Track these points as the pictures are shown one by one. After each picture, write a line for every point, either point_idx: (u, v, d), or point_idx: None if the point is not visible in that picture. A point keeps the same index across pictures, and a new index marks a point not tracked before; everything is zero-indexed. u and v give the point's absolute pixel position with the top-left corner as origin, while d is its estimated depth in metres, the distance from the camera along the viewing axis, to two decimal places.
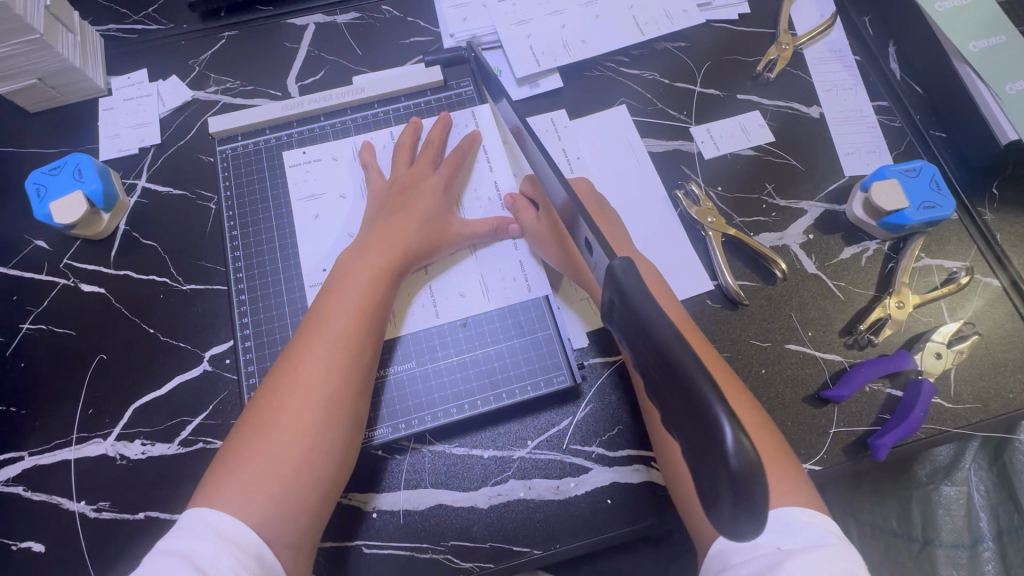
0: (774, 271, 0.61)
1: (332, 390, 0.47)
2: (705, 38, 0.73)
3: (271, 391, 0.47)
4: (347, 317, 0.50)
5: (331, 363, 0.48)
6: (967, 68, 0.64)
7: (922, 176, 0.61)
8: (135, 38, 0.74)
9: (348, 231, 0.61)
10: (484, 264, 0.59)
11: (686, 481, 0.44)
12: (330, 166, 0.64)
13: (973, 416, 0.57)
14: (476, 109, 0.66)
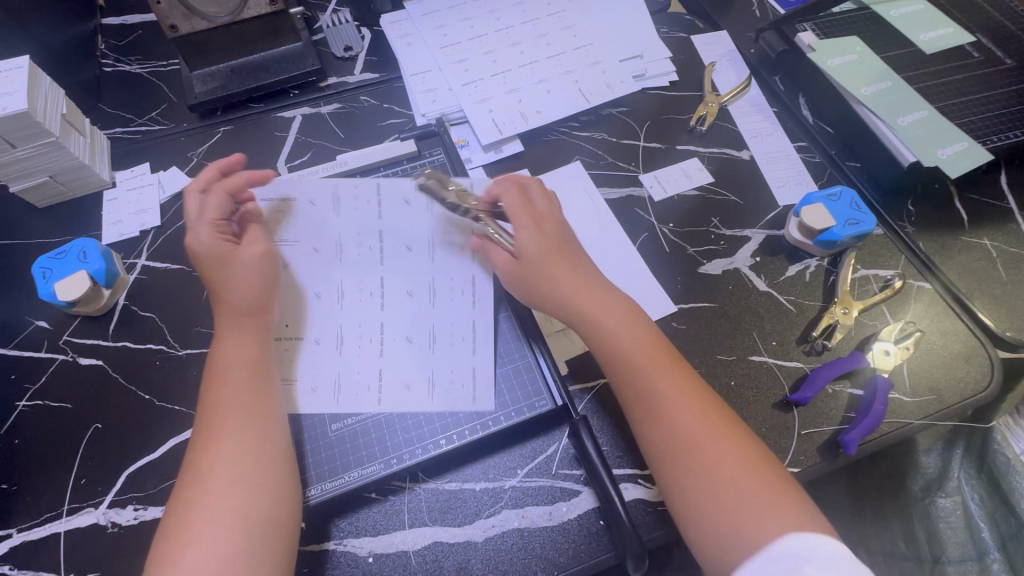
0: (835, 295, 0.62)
1: (239, 467, 0.48)
2: (643, 103, 0.85)
3: (183, 490, 0.47)
4: (228, 395, 0.51)
5: (236, 446, 0.49)
6: (864, 109, 0.75)
7: (843, 199, 0.69)
8: (139, 138, 0.83)
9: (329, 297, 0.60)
10: (439, 356, 0.59)
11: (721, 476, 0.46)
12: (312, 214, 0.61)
13: (931, 409, 0.61)
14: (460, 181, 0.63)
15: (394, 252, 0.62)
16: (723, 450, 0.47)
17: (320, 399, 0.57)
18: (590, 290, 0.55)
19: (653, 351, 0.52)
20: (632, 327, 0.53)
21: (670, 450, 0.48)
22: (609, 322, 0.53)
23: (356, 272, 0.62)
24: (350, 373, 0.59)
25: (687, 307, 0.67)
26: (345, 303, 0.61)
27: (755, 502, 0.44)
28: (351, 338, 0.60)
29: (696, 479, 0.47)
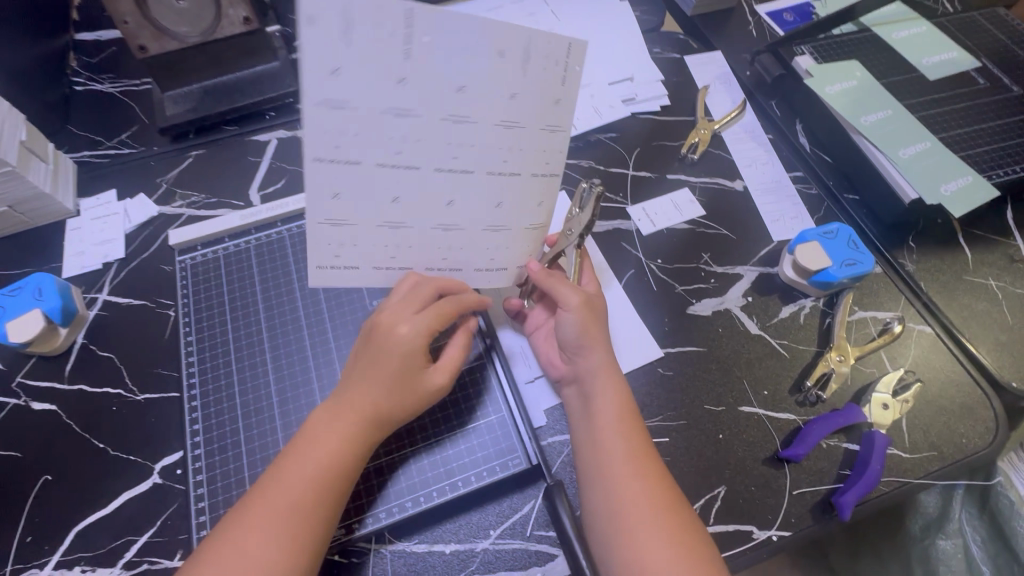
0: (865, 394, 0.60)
1: (286, 555, 0.44)
2: (633, 128, 0.81)
3: (210, 548, 0.44)
4: (316, 471, 0.47)
5: (288, 532, 0.44)
6: (862, 139, 0.72)
7: (840, 237, 0.66)
8: (106, 162, 0.79)
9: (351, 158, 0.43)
10: (503, 438, 0.56)
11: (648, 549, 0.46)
12: (353, 78, 0.39)
13: (931, 465, 0.57)
14: (562, 94, 0.45)
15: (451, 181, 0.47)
16: (656, 524, 0.47)
17: (325, 254, 0.49)
18: (599, 351, 0.55)
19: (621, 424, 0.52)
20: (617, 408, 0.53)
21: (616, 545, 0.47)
22: (609, 416, 0.52)
23: (391, 143, 0.43)
24: (364, 247, 0.50)
25: (674, 351, 0.64)
26: (372, 151, 0.43)
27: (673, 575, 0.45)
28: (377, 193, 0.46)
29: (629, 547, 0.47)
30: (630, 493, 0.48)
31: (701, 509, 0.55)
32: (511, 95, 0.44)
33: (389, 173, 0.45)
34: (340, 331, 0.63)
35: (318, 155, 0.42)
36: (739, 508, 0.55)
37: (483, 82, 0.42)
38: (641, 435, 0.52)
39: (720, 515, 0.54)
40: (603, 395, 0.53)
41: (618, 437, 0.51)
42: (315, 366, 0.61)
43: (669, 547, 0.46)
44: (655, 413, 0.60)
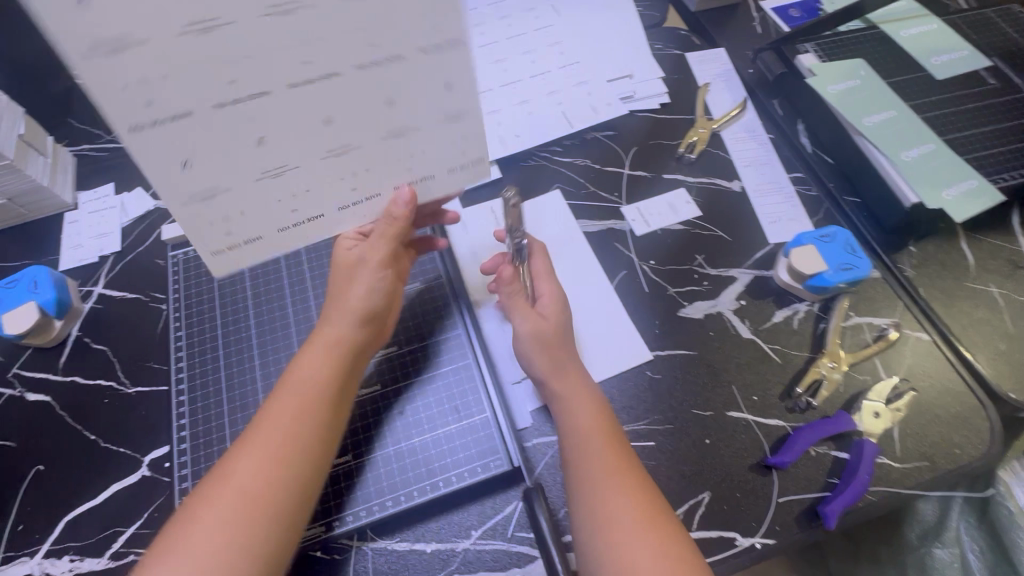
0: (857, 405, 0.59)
1: (295, 451, 0.46)
2: (631, 127, 0.80)
3: (194, 504, 0.43)
4: (320, 378, 0.50)
5: (294, 431, 0.47)
6: (864, 141, 0.70)
7: (837, 240, 0.64)
8: (105, 156, 0.80)
9: (177, 111, 0.39)
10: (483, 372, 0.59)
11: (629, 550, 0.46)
12: (175, 74, 0.37)
13: (923, 475, 0.56)
14: (451, 78, 0.47)
15: (344, 163, 0.48)
16: (626, 509, 0.47)
17: (212, 236, 0.47)
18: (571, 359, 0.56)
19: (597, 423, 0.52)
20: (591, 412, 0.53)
21: (601, 551, 0.46)
22: (593, 431, 0.52)
23: (278, 123, 0.43)
24: (257, 216, 0.48)
25: (663, 354, 0.63)
26: (274, 115, 0.43)
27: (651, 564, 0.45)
28: (244, 163, 0.44)
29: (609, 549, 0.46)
30: (616, 502, 0.48)
31: (684, 514, 0.54)
32: (437, 35, 0.43)
33: (291, 137, 0.45)
34: None
35: (132, 124, 0.39)
36: (723, 515, 0.54)
37: (393, 37, 0.42)
38: (626, 451, 0.52)
39: (703, 521, 0.54)
40: (584, 411, 0.53)
41: (603, 451, 0.51)
42: None
43: (654, 544, 0.46)
44: (641, 418, 0.59)
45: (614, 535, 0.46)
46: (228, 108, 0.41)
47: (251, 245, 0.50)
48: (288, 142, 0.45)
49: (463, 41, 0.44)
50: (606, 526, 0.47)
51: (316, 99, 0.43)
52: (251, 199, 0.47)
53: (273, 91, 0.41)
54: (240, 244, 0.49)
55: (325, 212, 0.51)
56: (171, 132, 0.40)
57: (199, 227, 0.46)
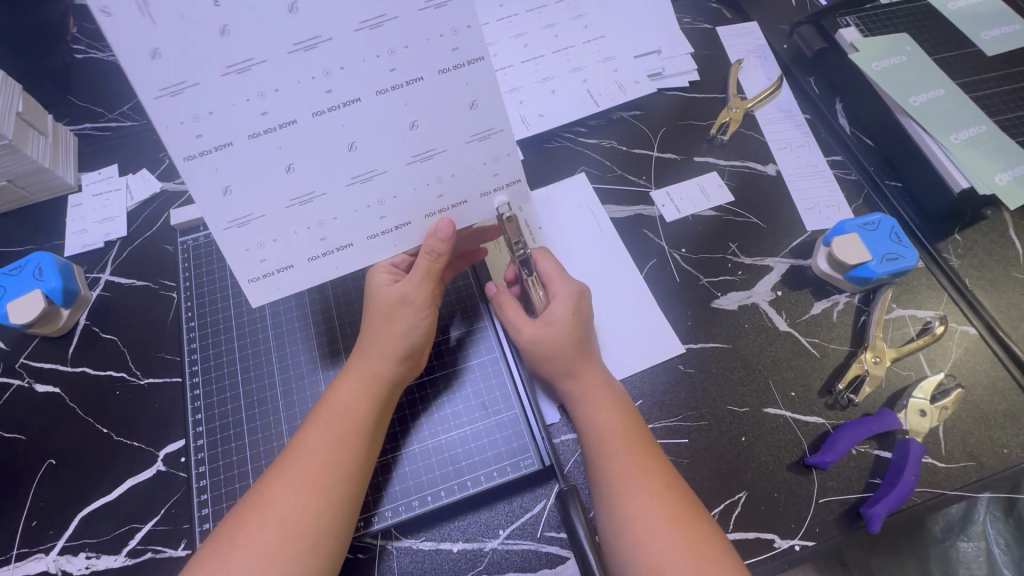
0: (897, 403, 0.56)
1: (326, 473, 0.44)
2: (659, 106, 0.76)
3: (229, 533, 0.42)
4: (351, 399, 0.48)
5: (325, 454, 0.45)
6: (911, 122, 0.66)
7: (881, 229, 0.61)
8: (108, 135, 0.76)
9: (221, 141, 0.40)
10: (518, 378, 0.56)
11: (669, 561, 0.43)
12: (228, 115, 0.39)
13: (969, 476, 0.54)
14: (476, 95, 0.45)
15: (376, 186, 0.46)
16: (659, 517, 0.45)
17: (249, 263, 0.46)
18: (591, 363, 0.53)
19: (625, 427, 0.50)
20: (617, 417, 0.51)
21: (627, 555, 0.45)
22: (614, 432, 0.50)
23: (306, 147, 0.43)
24: (287, 245, 0.46)
25: (696, 348, 0.60)
26: (306, 144, 0.42)
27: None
28: (273, 186, 0.43)
29: (646, 556, 0.44)
30: (641, 507, 0.46)
31: (720, 514, 0.52)
32: (458, 51, 0.43)
33: (315, 157, 0.43)
34: (346, 318, 0.61)
35: (187, 153, 0.40)
36: (760, 516, 0.52)
37: (418, 61, 0.42)
38: (651, 450, 0.50)
39: (740, 521, 0.52)
40: (604, 413, 0.51)
41: (624, 453, 0.49)
42: (320, 353, 0.59)
43: (690, 551, 0.44)
44: (674, 414, 0.57)
45: (656, 547, 0.44)
46: (263, 137, 0.41)
47: (284, 274, 0.48)
48: (316, 165, 0.44)
49: (483, 57, 0.43)
50: (645, 535, 0.45)
51: (341, 125, 0.43)
52: (286, 225, 0.45)
53: (301, 119, 0.41)
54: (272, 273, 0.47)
55: (355, 241, 0.48)
56: (220, 161, 0.41)
57: (237, 258, 0.45)
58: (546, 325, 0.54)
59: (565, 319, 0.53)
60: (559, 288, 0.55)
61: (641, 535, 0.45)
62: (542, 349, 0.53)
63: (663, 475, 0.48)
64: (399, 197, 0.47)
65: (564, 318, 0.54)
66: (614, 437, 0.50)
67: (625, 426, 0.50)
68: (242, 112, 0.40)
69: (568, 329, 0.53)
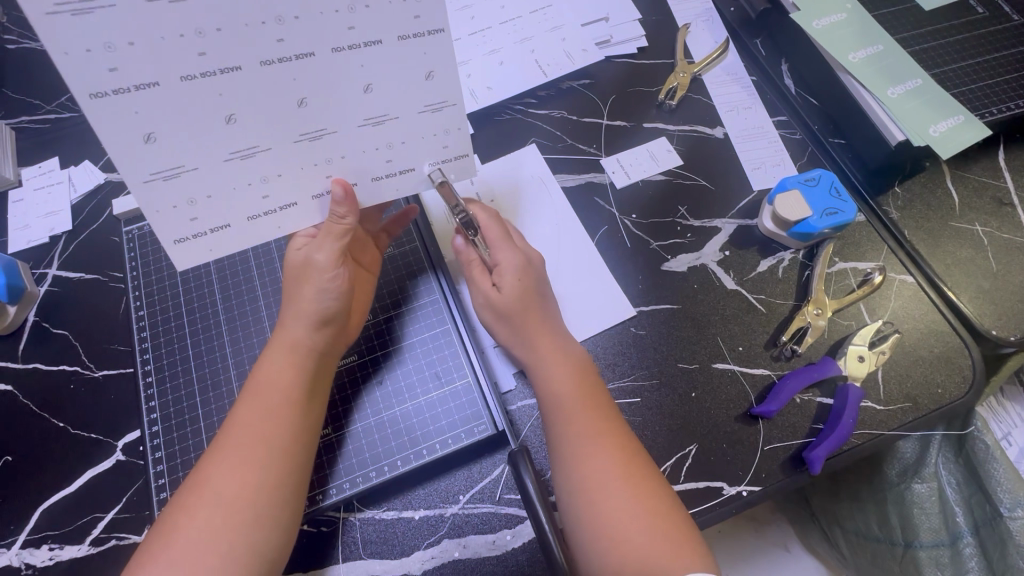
0: (839, 350, 0.58)
1: (269, 450, 0.44)
2: (608, 74, 0.76)
3: (176, 514, 0.42)
4: (287, 375, 0.47)
5: (268, 434, 0.45)
6: (849, 78, 0.67)
7: (821, 184, 0.62)
8: (47, 128, 0.73)
9: (144, 80, 0.37)
10: (469, 347, 0.57)
11: (615, 511, 0.46)
12: (154, 48, 0.36)
13: (906, 416, 0.56)
14: (433, 66, 0.44)
15: (324, 146, 0.45)
16: (605, 473, 0.48)
17: (176, 222, 0.44)
18: (541, 329, 0.54)
19: (574, 390, 0.51)
20: (567, 378, 0.52)
21: (581, 512, 0.47)
22: (567, 394, 0.51)
23: (248, 95, 0.40)
24: (220, 203, 0.44)
25: (648, 310, 0.62)
26: (246, 94, 0.40)
27: (635, 527, 0.45)
28: (207, 140, 0.41)
29: (594, 509, 0.47)
30: (595, 467, 0.48)
31: (670, 468, 0.54)
32: (419, 19, 0.41)
33: (261, 109, 0.41)
34: None
35: (96, 88, 0.36)
36: (709, 467, 0.54)
37: (381, 24, 0.40)
38: (604, 409, 0.51)
39: (690, 472, 0.54)
40: (557, 375, 0.52)
41: (577, 414, 0.50)
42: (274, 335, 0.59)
43: (632, 502, 0.47)
44: (626, 374, 0.58)
45: (604, 501, 0.47)
46: (199, 80, 0.38)
47: (218, 233, 0.46)
48: (259, 120, 0.42)
49: (444, 29, 0.42)
50: (592, 490, 0.47)
51: (290, 79, 0.41)
52: (219, 181, 0.43)
53: (247, 67, 0.39)
54: (204, 234, 0.45)
55: (300, 199, 0.48)
56: (138, 100, 0.37)
57: (162, 215, 0.43)
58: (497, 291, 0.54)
59: (512, 281, 0.54)
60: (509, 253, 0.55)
61: (588, 492, 0.47)
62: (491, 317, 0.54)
63: (610, 432, 0.50)
64: (347, 157, 0.47)
65: (513, 282, 0.54)
66: (564, 399, 0.51)
67: (572, 388, 0.52)
68: (171, 47, 0.36)
69: (514, 285, 0.54)
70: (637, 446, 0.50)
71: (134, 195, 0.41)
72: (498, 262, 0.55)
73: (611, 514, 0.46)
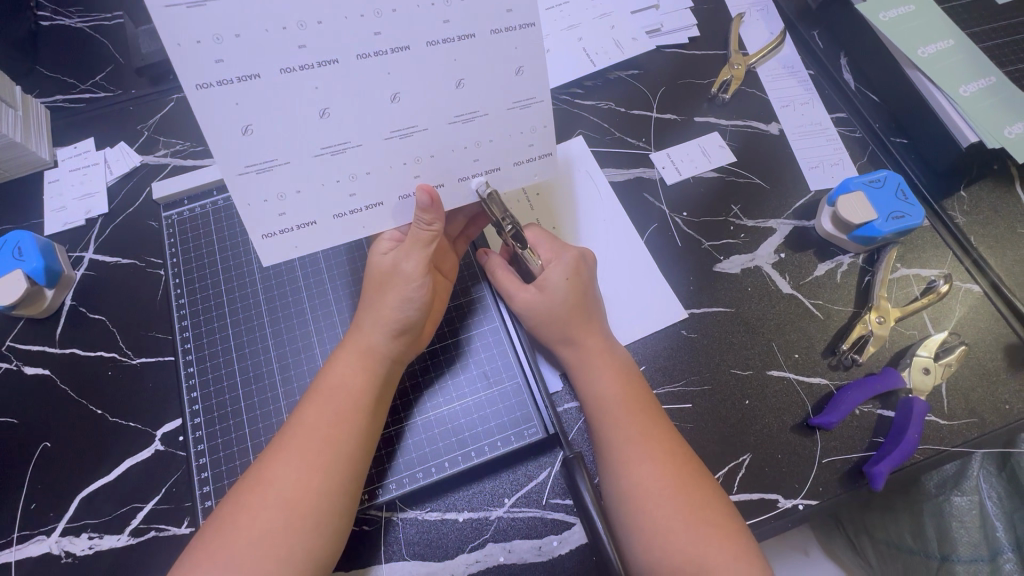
0: (903, 361, 0.56)
1: (324, 451, 0.43)
2: (658, 64, 0.73)
3: (231, 512, 0.41)
4: (347, 375, 0.46)
5: (323, 435, 0.43)
6: (919, 75, 0.63)
7: (887, 186, 0.59)
8: (82, 108, 0.72)
9: (245, 72, 0.38)
10: (520, 348, 0.55)
11: (677, 525, 0.44)
12: (259, 43, 0.38)
13: (970, 432, 0.54)
14: (523, 62, 0.45)
15: (413, 143, 0.45)
16: (665, 485, 0.45)
17: (264, 216, 0.44)
18: (594, 331, 0.52)
19: (630, 396, 0.49)
20: (622, 383, 0.50)
21: (629, 519, 0.45)
22: (620, 398, 0.49)
23: (342, 88, 0.41)
24: (307, 197, 0.45)
25: (700, 313, 0.59)
26: (340, 87, 0.41)
27: (698, 546, 0.43)
28: (299, 130, 0.42)
29: (653, 522, 0.44)
30: (645, 473, 0.46)
31: (723, 478, 0.52)
32: (510, 12, 0.43)
33: (352, 100, 0.42)
34: (342, 292, 0.59)
35: (202, 80, 0.38)
36: (763, 477, 0.52)
37: (472, 16, 0.42)
38: (655, 414, 0.49)
39: (743, 483, 0.52)
40: (606, 378, 0.50)
41: (626, 418, 0.48)
42: (316, 327, 0.58)
43: (692, 516, 0.44)
44: (677, 379, 0.56)
45: (666, 513, 0.44)
46: (297, 73, 0.40)
47: (303, 231, 0.46)
48: (351, 114, 0.42)
49: (535, 22, 0.43)
50: (652, 502, 0.45)
51: (383, 73, 0.41)
52: (309, 176, 0.44)
53: (342, 60, 0.40)
54: (290, 230, 0.46)
55: (384, 199, 0.47)
56: (240, 92, 0.39)
57: (251, 210, 0.43)
58: (549, 290, 0.52)
59: (566, 282, 0.52)
60: (565, 252, 0.54)
61: (645, 503, 0.45)
62: (543, 318, 0.52)
63: (670, 442, 0.48)
64: (436, 156, 0.46)
65: (565, 282, 0.52)
66: (619, 404, 0.49)
67: (626, 394, 0.49)
68: (276, 41, 0.38)
69: (569, 285, 0.52)
70: (702, 463, 0.48)
71: (228, 185, 0.42)
72: (550, 261, 0.53)
73: (671, 530, 0.44)
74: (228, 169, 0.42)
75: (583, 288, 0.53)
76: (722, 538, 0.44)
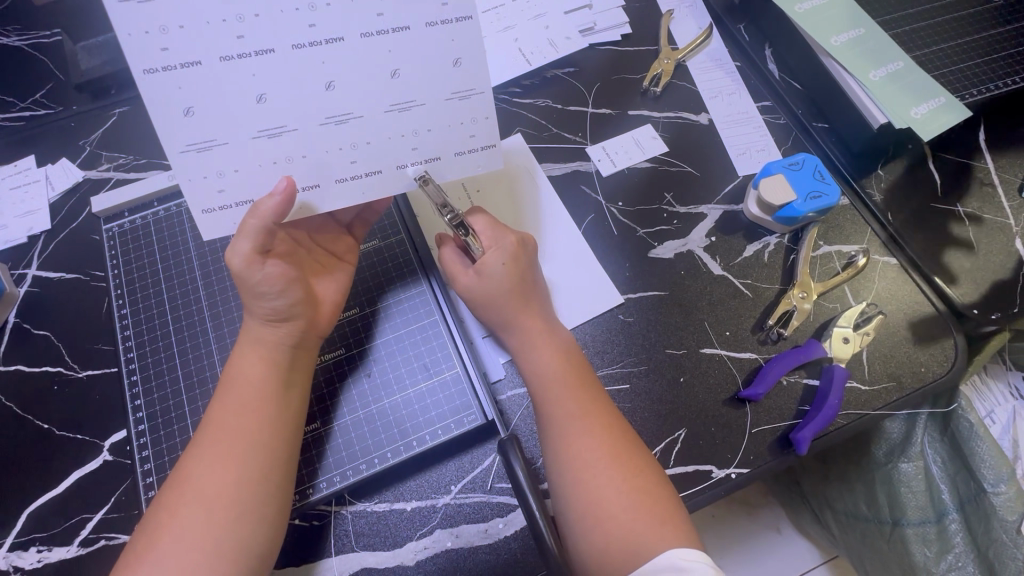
0: (824, 334, 0.59)
1: (252, 446, 0.44)
2: (593, 61, 0.75)
3: (160, 513, 0.42)
4: (258, 371, 0.47)
5: (251, 430, 0.45)
6: (833, 63, 0.67)
7: (805, 168, 0.63)
8: (22, 126, 0.72)
9: (187, 59, 0.41)
10: (458, 337, 0.57)
11: (606, 495, 0.46)
12: (199, 32, 0.40)
13: (890, 396, 0.57)
14: (461, 54, 0.46)
15: (351, 130, 0.47)
16: (599, 459, 0.47)
17: (205, 193, 0.46)
18: (534, 316, 0.54)
19: (568, 376, 0.51)
20: (560, 364, 0.52)
21: (568, 491, 0.47)
22: (559, 378, 0.51)
23: (281, 78, 0.43)
24: (248, 176, 0.46)
25: (636, 297, 0.62)
26: (277, 75, 0.43)
27: (625, 514, 0.45)
28: (239, 114, 0.44)
29: (586, 493, 0.46)
30: (582, 447, 0.48)
31: (660, 453, 0.55)
32: (445, 7, 0.44)
33: (290, 87, 0.43)
34: None
35: (148, 65, 0.40)
36: (698, 450, 0.55)
37: (405, 10, 0.43)
38: (593, 391, 0.51)
39: (679, 457, 0.55)
40: (546, 360, 0.52)
41: (567, 397, 0.50)
42: None
43: (622, 487, 0.46)
44: (615, 361, 0.59)
45: (598, 485, 0.46)
46: (236, 60, 0.42)
47: (242, 209, 0.48)
48: (288, 101, 0.44)
49: (471, 16, 0.44)
50: (586, 475, 0.47)
51: (319, 62, 0.43)
52: (248, 158, 0.46)
53: (279, 49, 0.42)
54: (229, 207, 0.47)
55: (322, 181, 0.48)
56: (183, 77, 0.41)
57: (194, 186, 0.45)
58: (487, 278, 0.53)
59: (503, 269, 0.53)
60: (505, 240, 0.55)
61: (580, 476, 0.47)
62: (484, 305, 0.54)
63: (604, 418, 0.49)
64: (373, 143, 0.48)
65: (504, 269, 0.53)
66: (555, 385, 0.51)
67: (563, 374, 0.51)
68: (216, 31, 0.40)
69: (507, 272, 0.53)
70: (632, 435, 0.50)
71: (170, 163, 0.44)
72: (489, 249, 0.54)
73: (602, 500, 0.46)
74: (171, 147, 0.44)
75: (521, 274, 0.54)
76: (647, 504, 0.46)
